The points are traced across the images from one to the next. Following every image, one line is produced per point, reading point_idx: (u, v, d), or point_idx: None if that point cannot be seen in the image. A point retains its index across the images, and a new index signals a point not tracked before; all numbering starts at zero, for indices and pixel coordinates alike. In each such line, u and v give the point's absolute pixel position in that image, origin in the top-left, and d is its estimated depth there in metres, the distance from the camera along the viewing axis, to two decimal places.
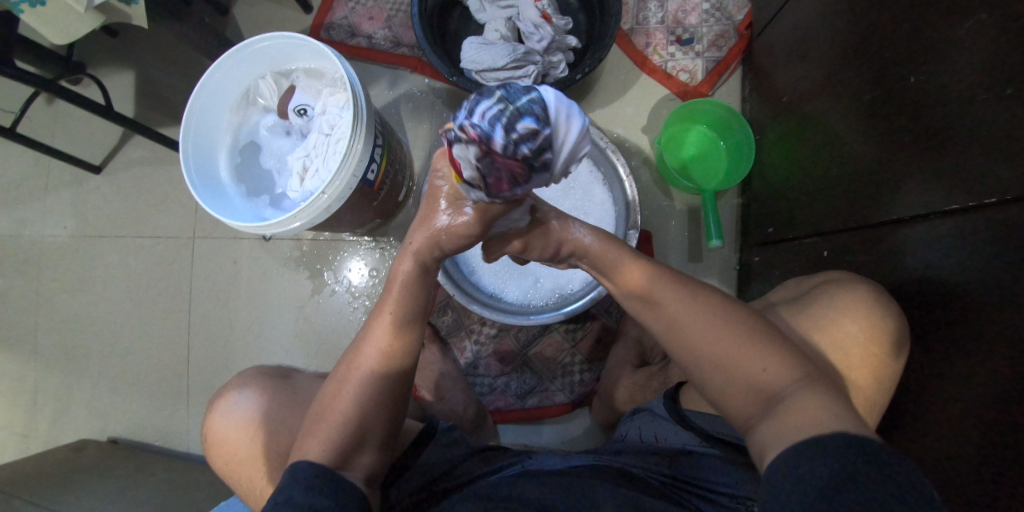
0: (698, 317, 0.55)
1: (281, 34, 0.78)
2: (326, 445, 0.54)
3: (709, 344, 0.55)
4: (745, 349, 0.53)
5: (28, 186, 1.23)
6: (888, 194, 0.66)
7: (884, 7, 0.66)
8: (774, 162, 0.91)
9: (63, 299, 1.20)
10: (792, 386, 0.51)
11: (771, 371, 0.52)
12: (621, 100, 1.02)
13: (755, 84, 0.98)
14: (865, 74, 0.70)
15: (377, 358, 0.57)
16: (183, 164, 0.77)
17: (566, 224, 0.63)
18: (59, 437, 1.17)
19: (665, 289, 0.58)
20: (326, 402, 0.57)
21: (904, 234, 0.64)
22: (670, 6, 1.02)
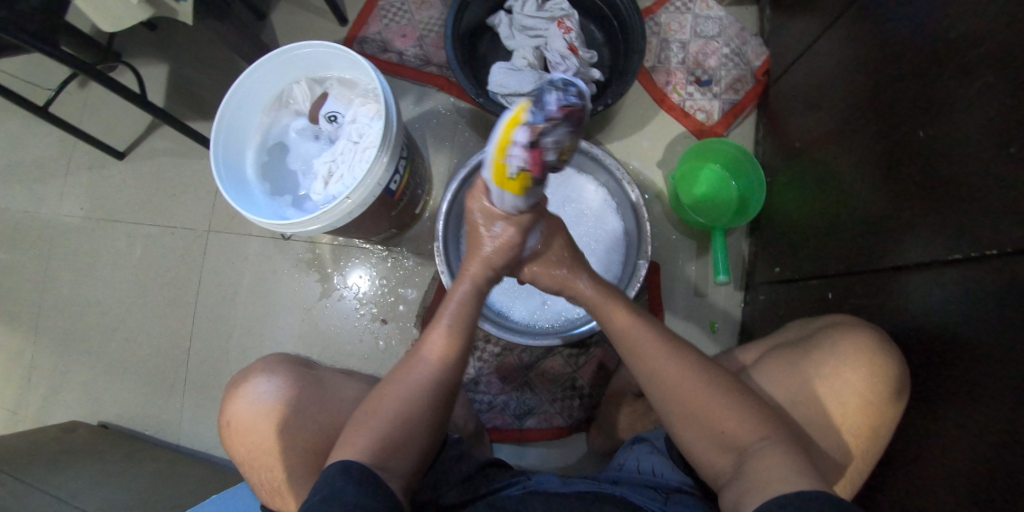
0: (678, 366, 0.61)
1: (320, 43, 0.82)
2: (377, 443, 0.57)
3: (687, 397, 0.60)
4: (713, 403, 0.58)
5: (50, 166, 1.25)
6: (893, 241, 0.68)
7: (894, 67, 0.69)
8: (783, 205, 0.93)
9: (70, 279, 1.21)
10: (753, 439, 0.56)
11: (728, 432, 0.57)
12: (638, 134, 1.05)
13: (769, 129, 1.01)
14: (875, 125, 0.73)
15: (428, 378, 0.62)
16: (212, 158, 0.79)
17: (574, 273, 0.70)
18: (51, 417, 1.17)
19: (650, 343, 0.64)
20: (377, 406, 0.61)
21: (906, 284, 0.66)
22: (691, 48, 1.06)
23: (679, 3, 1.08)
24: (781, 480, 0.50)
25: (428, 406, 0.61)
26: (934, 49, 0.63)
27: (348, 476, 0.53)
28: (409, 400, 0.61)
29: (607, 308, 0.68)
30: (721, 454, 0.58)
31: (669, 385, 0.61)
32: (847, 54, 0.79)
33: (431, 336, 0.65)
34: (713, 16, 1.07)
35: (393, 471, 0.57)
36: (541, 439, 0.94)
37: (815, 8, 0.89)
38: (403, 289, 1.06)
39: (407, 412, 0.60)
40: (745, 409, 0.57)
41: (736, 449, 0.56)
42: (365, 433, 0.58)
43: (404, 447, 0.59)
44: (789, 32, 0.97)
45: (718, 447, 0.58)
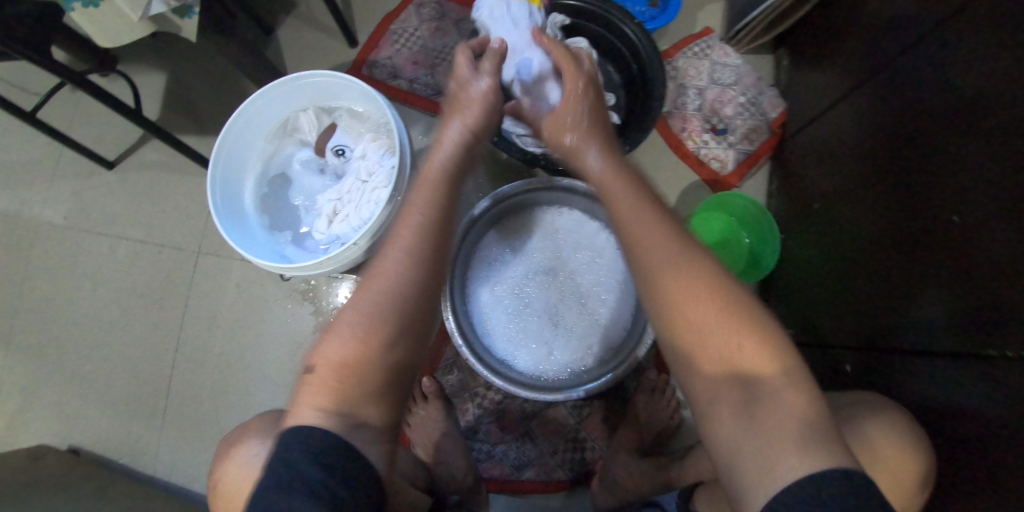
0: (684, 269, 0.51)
1: (329, 73, 0.78)
2: (332, 384, 0.50)
3: (697, 314, 0.49)
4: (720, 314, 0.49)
5: (34, 171, 1.19)
6: (916, 322, 0.66)
7: (915, 140, 0.69)
8: (796, 264, 0.92)
9: (47, 292, 1.15)
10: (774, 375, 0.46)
11: (746, 347, 0.47)
12: (652, 179, 1.03)
13: (783, 182, 1.00)
14: (898, 198, 0.71)
15: (389, 285, 0.54)
16: (210, 189, 0.75)
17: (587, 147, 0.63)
18: (18, 440, 1.10)
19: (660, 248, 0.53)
20: (335, 332, 0.53)
21: (924, 365, 0.65)
22: (708, 95, 1.05)
23: (698, 48, 1.07)
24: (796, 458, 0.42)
25: (391, 330, 0.53)
26: (957, 127, 0.62)
27: (314, 455, 0.44)
28: (370, 321, 0.53)
29: (613, 188, 0.59)
30: (729, 388, 0.47)
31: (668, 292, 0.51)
32: (867, 120, 0.78)
33: (392, 243, 0.56)
34: (731, 64, 1.06)
35: (366, 411, 0.50)
36: (541, 493, 0.91)
37: (837, 65, 0.88)
38: None
39: (368, 342, 0.52)
40: (772, 345, 0.48)
41: (747, 384, 0.46)
42: (325, 372, 0.51)
43: (371, 382, 0.51)
44: (808, 86, 0.96)
45: (723, 376, 0.47)
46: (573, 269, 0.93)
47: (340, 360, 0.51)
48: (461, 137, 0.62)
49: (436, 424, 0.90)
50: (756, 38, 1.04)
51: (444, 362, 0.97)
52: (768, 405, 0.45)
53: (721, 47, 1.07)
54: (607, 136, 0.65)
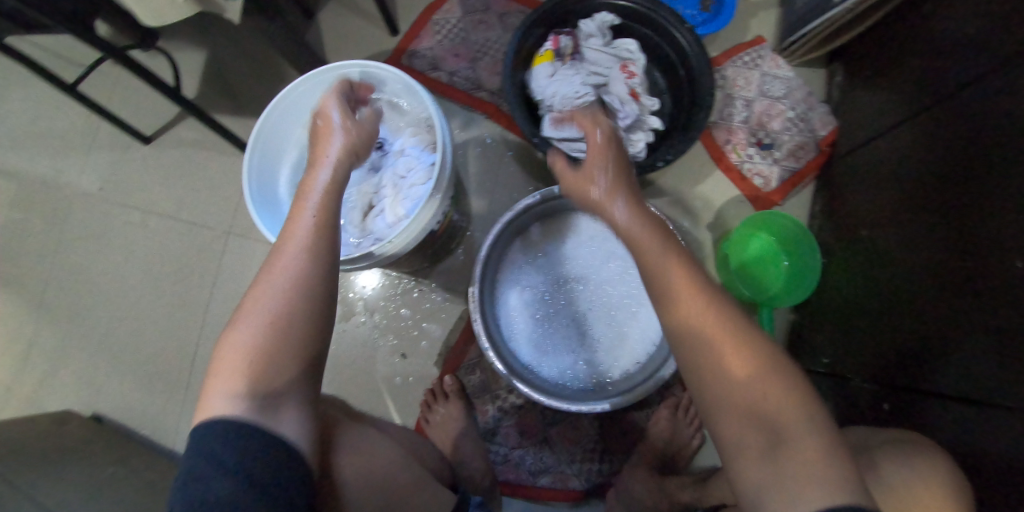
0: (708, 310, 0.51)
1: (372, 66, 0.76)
2: (240, 368, 0.50)
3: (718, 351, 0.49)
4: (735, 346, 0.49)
5: (73, 140, 1.20)
6: (965, 367, 0.63)
7: (969, 173, 0.67)
8: (837, 290, 0.89)
9: (79, 261, 1.16)
10: (797, 418, 0.45)
11: (766, 395, 0.46)
12: (692, 191, 1.00)
13: (828, 203, 0.96)
14: (953, 235, 0.68)
15: (281, 286, 0.53)
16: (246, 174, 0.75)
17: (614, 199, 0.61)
18: (44, 403, 1.12)
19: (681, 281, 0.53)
20: (235, 333, 0.52)
21: (969, 409, 0.62)
22: (755, 107, 1.02)
23: (748, 57, 1.03)
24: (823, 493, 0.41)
25: (295, 311, 0.52)
26: (1016, 165, 0.60)
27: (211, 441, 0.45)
28: (276, 302, 0.52)
29: (636, 233, 0.58)
30: (753, 430, 0.46)
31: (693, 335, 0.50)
32: (920, 149, 0.76)
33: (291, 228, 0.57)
34: (782, 76, 1.03)
35: (278, 386, 0.51)
36: (556, 500, 0.91)
37: (897, 86, 0.84)
38: (427, 325, 0.97)
39: (276, 327, 0.51)
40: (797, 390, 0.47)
41: (768, 427, 0.46)
42: (235, 350, 0.51)
43: (282, 360, 0.51)
44: (863, 105, 0.92)
45: (745, 417, 0.47)
46: (607, 278, 0.91)
47: (241, 358, 0.50)
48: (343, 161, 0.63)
49: (456, 424, 0.90)
50: (811, 51, 1.00)
51: (466, 361, 0.96)
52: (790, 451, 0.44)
53: (772, 58, 1.04)
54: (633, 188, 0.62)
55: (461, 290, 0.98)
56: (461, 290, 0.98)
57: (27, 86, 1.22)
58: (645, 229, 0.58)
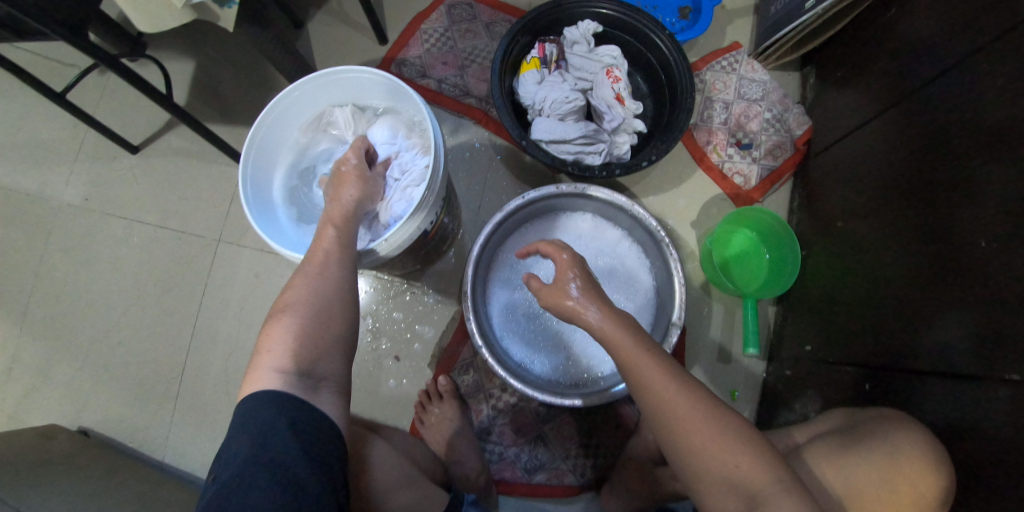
0: (686, 404, 0.53)
1: (366, 69, 0.78)
2: (292, 348, 0.56)
3: (696, 438, 0.52)
4: (713, 432, 0.51)
5: (59, 151, 1.20)
6: (942, 344, 0.66)
7: (931, 165, 0.72)
8: (817, 283, 0.92)
9: (65, 272, 1.15)
10: (770, 484, 0.50)
11: (741, 466, 0.50)
12: (676, 191, 1.04)
13: (805, 199, 1.00)
14: (925, 220, 0.72)
15: (309, 294, 0.60)
16: (241, 178, 0.76)
17: (585, 305, 0.59)
18: (28, 418, 1.10)
19: (646, 365, 0.55)
20: (271, 333, 0.58)
21: (945, 385, 0.65)
22: (734, 109, 1.06)
23: (725, 62, 1.08)
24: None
25: (342, 310, 0.61)
26: (981, 155, 0.65)
27: (279, 408, 0.51)
28: (319, 299, 0.60)
29: (619, 344, 0.56)
30: (730, 495, 0.50)
31: (674, 421, 0.53)
32: (889, 143, 0.80)
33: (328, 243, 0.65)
34: (758, 79, 1.07)
35: (325, 372, 0.57)
36: (552, 497, 0.92)
37: (867, 85, 0.88)
38: (419, 327, 0.98)
39: (326, 319, 0.59)
40: (766, 458, 0.51)
41: (745, 494, 0.50)
42: (286, 336, 0.57)
43: (329, 349, 0.58)
44: (834, 105, 0.96)
45: (723, 488, 0.51)
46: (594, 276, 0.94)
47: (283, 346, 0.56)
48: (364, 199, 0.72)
49: (452, 424, 0.91)
50: (784, 55, 1.04)
51: (460, 362, 0.97)
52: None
53: (749, 62, 1.08)
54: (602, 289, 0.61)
55: (453, 291, 0.99)
56: (453, 291, 0.99)
57: (11, 98, 1.22)
58: (625, 335, 0.56)
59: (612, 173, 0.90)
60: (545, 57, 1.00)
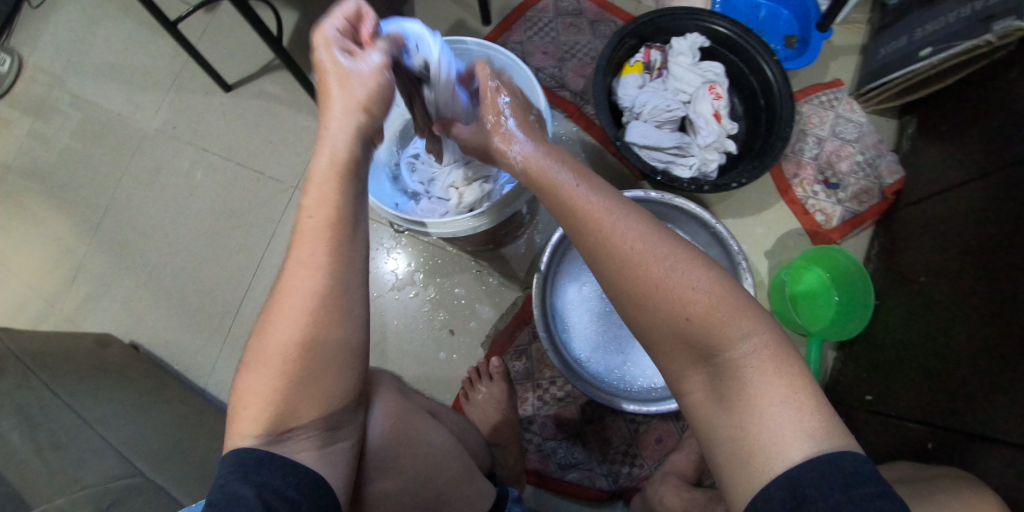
0: (645, 255, 0.48)
1: (485, 45, 0.81)
2: (269, 406, 0.48)
3: (662, 302, 0.47)
4: (671, 286, 0.46)
5: (155, 76, 1.24)
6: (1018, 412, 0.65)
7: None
8: (886, 334, 0.90)
9: (142, 192, 1.19)
10: (735, 341, 0.45)
11: (695, 320, 0.46)
12: (754, 218, 1.04)
13: (885, 249, 0.98)
14: (1012, 287, 0.71)
15: (284, 330, 0.48)
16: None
17: (509, 144, 0.60)
18: (85, 324, 1.14)
19: (647, 255, 0.48)
20: (249, 377, 0.49)
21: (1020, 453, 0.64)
22: (827, 146, 1.04)
23: (825, 98, 1.06)
24: (790, 436, 0.41)
25: (311, 351, 0.48)
26: None
27: (240, 473, 0.45)
28: (298, 333, 0.47)
29: (546, 177, 0.55)
30: (689, 356, 0.47)
31: (638, 282, 0.47)
32: (982, 205, 0.79)
33: (307, 252, 0.48)
34: (855, 120, 1.05)
35: (298, 424, 0.48)
36: (581, 497, 0.92)
37: (970, 144, 0.85)
38: (479, 306, 1.00)
39: (287, 364, 0.48)
40: (739, 313, 0.46)
41: (708, 355, 0.46)
42: (254, 396, 0.48)
43: (300, 401, 0.48)
44: (932, 158, 0.94)
45: (678, 347, 0.47)
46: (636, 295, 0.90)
47: (260, 401, 0.48)
48: (357, 124, 0.50)
49: (498, 405, 0.92)
50: (886, 101, 1.02)
51: (514, 348, 0.98)
52: (737, 386, 0.44)
53: (848, 101, 1.06)
54: (532, 126, 0.62)
55: (517, 276, 1.01)
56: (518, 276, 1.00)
57: (121, 20, 1.27)
58: (560, 169, 0.55)
59: (700, 189, 0.90)
60: (649, 63, 1.02)
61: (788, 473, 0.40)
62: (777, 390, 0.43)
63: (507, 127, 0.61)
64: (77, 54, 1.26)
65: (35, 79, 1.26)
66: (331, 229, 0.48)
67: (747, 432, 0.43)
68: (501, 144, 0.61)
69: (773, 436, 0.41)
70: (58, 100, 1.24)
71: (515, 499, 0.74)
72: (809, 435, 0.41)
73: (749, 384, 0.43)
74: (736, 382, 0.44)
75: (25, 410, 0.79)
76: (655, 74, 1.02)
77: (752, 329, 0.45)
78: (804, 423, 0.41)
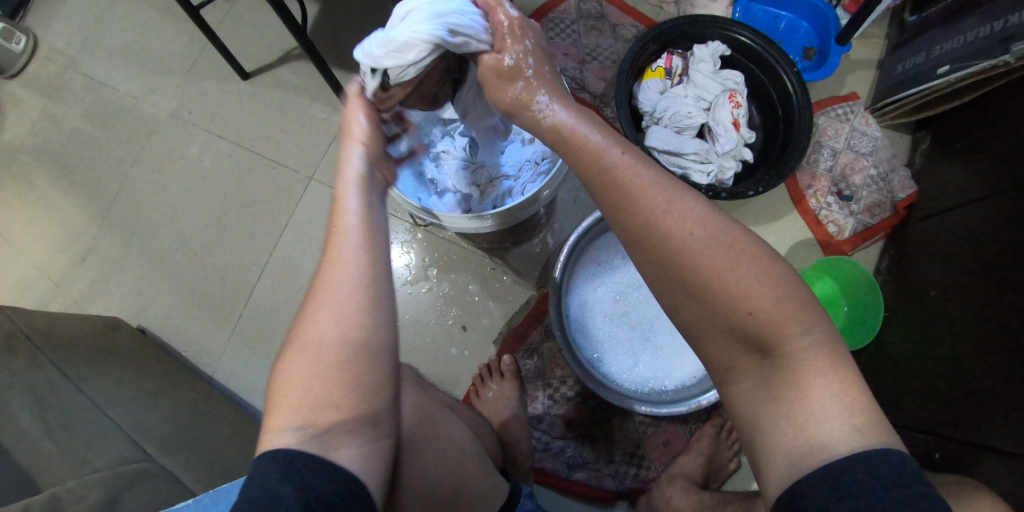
0: (705, 243, 0.45)
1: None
2: (318, 404, 0.44)
3: (722, 294, 0.44)
4: (729, 276, 0.44)
5: (172, 61, 1.23)
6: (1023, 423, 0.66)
7: None
8: (894, 346, 0.91)
9: (154, 176, 1.19)
10: (796, 335, 0.44)
11: (758, 314, 0.44)
12: (767, 226, 1.05)
13: (895, 262, 1.00)
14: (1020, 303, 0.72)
15: (333, 324, 0.46)
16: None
17: (535, 93, 0.55)
18: (93, 306, 1.14)
19: (690, 243, 0.46)
20: (291, 385, 0.45)
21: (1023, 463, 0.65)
22: (841, 159, 1.06)
23: (841, 111, 1.07)
24: (841, 429, 0.42)
25: (353, 342, 0.45)
26: None
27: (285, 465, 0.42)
28: (348, 323, 0.46)
29: (579, 138, 0.52)
30: (741, 349, 0.45)
31: (691, 271, 0.45)
32: (991, 225, 0.80)
33: (337, 252, 0.48)
34: (870, 134, 1.06)
35: (333, 419, 0.44)
36: (587, 497, 0.92)
37: (983, 162, 0.86)
38: (492, 303, 1.00)
39: (326, 362, 0.45)
40: (797, 307, 0.44)
41: (764, 351, 0.44)
42: (290, 384, 0.45)
43: (341, 387, 0.45)
44: (945, 174, 0.95)
45: (730, 340, 0.45)
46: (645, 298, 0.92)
47: (307, 404, 0.44)
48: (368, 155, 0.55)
49: (508, 402, 0.92)
50: (901, 116, 1.03)
51: (525, 346, 0.99)
52: (792, 379, 0.43)
53: (864, 115, 1.07)
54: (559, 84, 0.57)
55: (531, 275, 1.01)
56: (533, 274, 1.01)
57: (140, 3, 1.26)
58: (593, 130, 0.52)
59: (716, 195, 0.90)
60: (671, 69, 1.02)
61: (821, 471, 0.41)
62: (829, 382, 0.43)
63: (533, 75, 0.56)
64: (92, 35, 1.25)
65: (49, 59, 1.25)
66: (364, 231, 0.50)
67: (797, 430, 0.43)
68: (518, 95, 0.56)
69: (821, 431, 0.42)
70: (72, 81, 1.24)
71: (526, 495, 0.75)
72: (858, 429, 0.42)
73: (800, 384, 0.43)
74: (794, 377, 0.43)
75: (35, 391, 0.79)
76: (676, 80, 1.02)
77: (812, 324, 0.44)
78: (851, 415, 0.42)
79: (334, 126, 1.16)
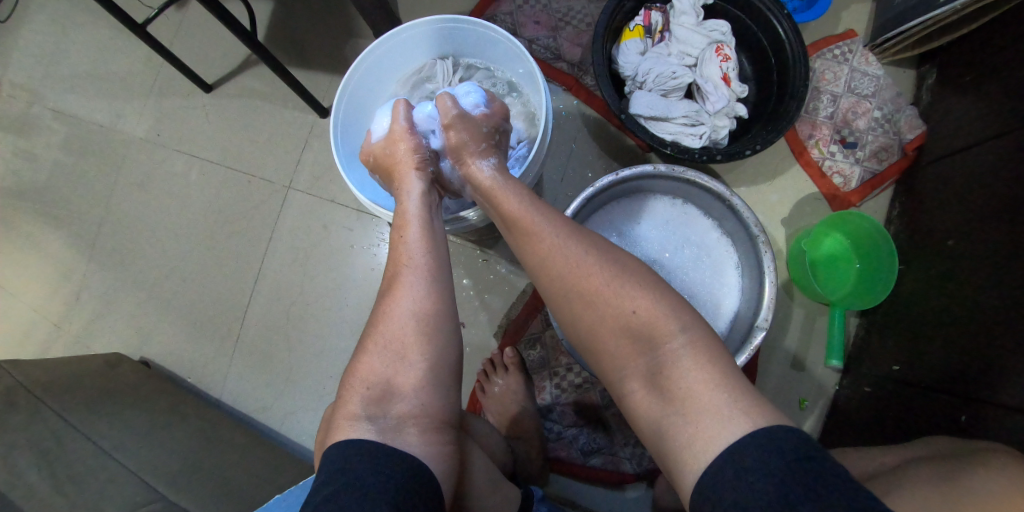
0: (587, 266, 0.53)
1: (491, 27, 0.78)
2: (388, 387, 0.54)
3: (607, 304, 0.52)
4: (614, 288, 0.52)
5: (133, 82, 1.18)
6: None
7: None
8: (911, 297, 0.87)
9: (133, 204, 1.16)
10: (671, 336, 0.50)
11: (640, 314, 0.51)
12: (768, 184, 1.00)
13: (907, 209, 0.94)
14: None
15: (410, 321, 0.56)
16: (339, 96, 0.76)
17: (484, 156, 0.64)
18: (93, 343, 1.13)
19: (578, 267, 0.53)
20: (364, 373, 0.55)
21: None
22: (842, 103, 0.99)
23: (839, 51, 1.00)
24: (729, 416, 0.45)
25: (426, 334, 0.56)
26: None
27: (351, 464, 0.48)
28: (419, 315, 0.56)
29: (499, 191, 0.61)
30: (632, 350, 0.51)
31: (580, 289, 0.53)
32: (1012, 166, 0.74)
33: (408, 257, 0.59)
34: (871, 73, 0.99)
35: (412, 410, 0.53)
36: (605, 481, 0.91)
37: (997, 96, 0.80)
38: (489, 296, 0.97)
39: (403, 354, 0.55)
40: (675, 312, 0.51)
41: (649, 351, 0.50)
42: (375, 377, 0.54)
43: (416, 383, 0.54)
44: (955, 111, 0.89)
45: (624, 343, 0.51)
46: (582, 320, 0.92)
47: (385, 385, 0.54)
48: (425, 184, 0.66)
49: (515, 397, 0.90)
50: (905, 50, 0.96)
51: (527, 336, 0.96)
52: (675, 377, 0.48)
53: (863, 53, 1.00)
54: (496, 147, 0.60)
55: None
56: None
57: (91, 26, 1.21)
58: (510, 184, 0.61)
59: (712, 159, 0.85)
60: (651, 28, 0.96)
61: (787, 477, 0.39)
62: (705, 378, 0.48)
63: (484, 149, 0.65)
64: (50, 65, 1.21)
65: (11, 96, 1.21)
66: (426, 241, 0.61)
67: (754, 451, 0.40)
68: (447, 138, 0.65)
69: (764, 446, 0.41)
70: (38, 115, 1.20)
71: (540, 500, 0.74)
72: (745, 413, 0.45)
73: (681, 379, 0.48)
74: (673, 372, 0.49)
75: (39, 445, 0.78)
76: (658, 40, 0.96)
77: (688, 325, 0.50)
78: (739, 403, 0.45)
79: (306, 129, 1.11)
